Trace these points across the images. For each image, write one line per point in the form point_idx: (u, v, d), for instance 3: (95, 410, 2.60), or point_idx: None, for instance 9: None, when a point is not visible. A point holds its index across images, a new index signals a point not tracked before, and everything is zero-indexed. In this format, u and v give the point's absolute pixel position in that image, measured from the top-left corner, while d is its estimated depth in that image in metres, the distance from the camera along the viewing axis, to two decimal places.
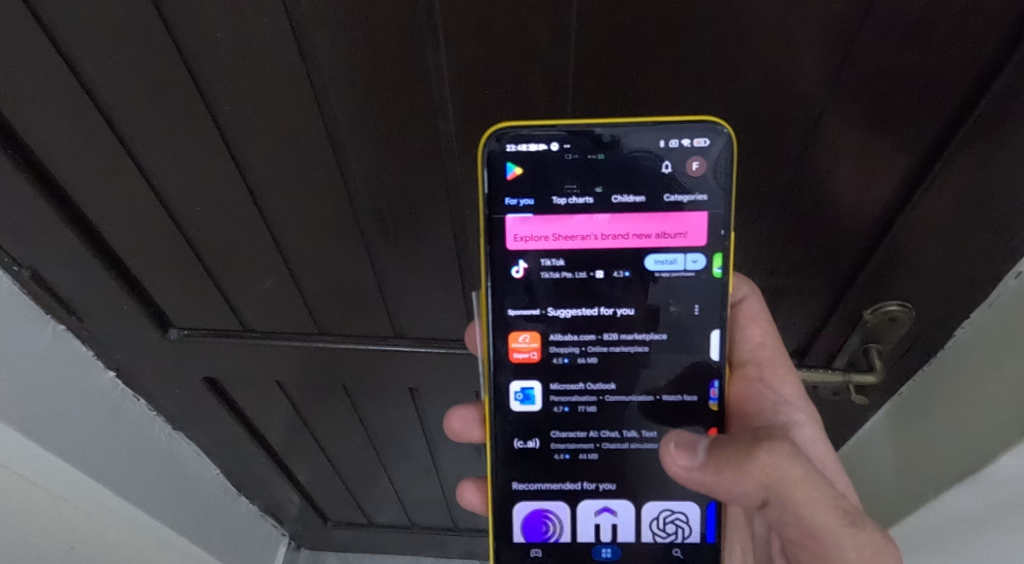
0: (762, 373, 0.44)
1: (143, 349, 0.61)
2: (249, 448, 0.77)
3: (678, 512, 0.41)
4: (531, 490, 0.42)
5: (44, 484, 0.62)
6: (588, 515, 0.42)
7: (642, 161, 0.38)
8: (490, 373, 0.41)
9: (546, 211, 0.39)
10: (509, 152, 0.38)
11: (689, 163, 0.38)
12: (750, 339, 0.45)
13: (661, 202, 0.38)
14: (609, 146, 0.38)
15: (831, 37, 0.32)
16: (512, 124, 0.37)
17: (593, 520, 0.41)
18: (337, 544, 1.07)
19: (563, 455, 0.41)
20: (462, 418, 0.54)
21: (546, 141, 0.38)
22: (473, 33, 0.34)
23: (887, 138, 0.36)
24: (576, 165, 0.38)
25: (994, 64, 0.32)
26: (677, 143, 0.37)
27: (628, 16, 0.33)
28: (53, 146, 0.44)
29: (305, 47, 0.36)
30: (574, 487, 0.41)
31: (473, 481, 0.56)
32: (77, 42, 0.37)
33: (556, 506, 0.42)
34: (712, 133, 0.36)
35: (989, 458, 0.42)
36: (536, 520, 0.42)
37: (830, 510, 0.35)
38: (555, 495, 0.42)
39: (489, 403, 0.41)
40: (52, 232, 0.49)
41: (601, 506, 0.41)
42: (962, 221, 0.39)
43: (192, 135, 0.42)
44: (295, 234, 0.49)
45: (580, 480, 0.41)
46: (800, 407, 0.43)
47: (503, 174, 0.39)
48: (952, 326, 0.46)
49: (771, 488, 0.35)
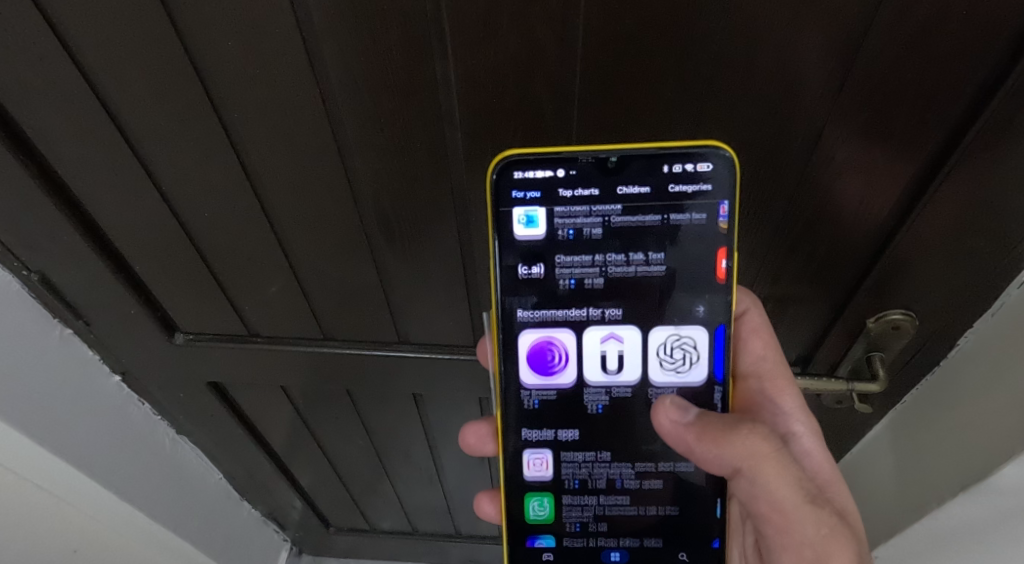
0: (763, 387, 0.45)
1: (149, 352, 0.61)
2: (253, 453, 0.77)
3: (685, 336, 0.40)
4: (537, 318, 0.41)
5: (48, 488, 0.63)
6: (594, 342, 0.41)
7: (647, 185, 0.38)
8: (502, 389, 0.41)
9: (552, 204, 0.39)
10: (517, 179, 0.38)
11: (694, 187, 0.38)
12: (751, 353, 0.45)
13: (666, 192, 0.38)
14: (614, 172, 0.38)
15: (835, 47, 0.33)
16: (518, 152, 0.37)
17: (599, 348, 0.41)
18: (339, 550, 1.07)
19: (568, 281, 0.40)
20: (477, 432, 0.54)
21: (552, 167, 0.38)
22: (480, 43, 0.35)
23: (888, 148, 0.37)
24: (581, 190, 0.39)
25: (998, 74, 0.32)
26: (680, 167, 0.38)
27: (633, 25, 0.33)
28: (64, 151, 0.44)
29: (315, 57, 0.36)
30: (580, 314, 0.41)
31: (489, 492, 0.57)
32: (91, 49, 0.38)
33: (561, 334, 0.41)
34: (715, 157, 0.37)
35: (992, 469, 0.42)
36: (541, 348, 0.41)
37: (795, 490, 0.38)
38: (561, 322, 0.41)
39: (501, 420, 0.42)
40: (62, 237, 0.49)
41: (607, 333, 0.41)
42: (966, 231, 0.39)
43: (200, 140, 0.42)
44: (302, 240, 0.49)
45: (585, 307, 0.40)
46: (800, 418, 0.44)
47: (512, 200, 0.39)
48: (955, 336, 0.46)
49: (748, 463, 0.37)
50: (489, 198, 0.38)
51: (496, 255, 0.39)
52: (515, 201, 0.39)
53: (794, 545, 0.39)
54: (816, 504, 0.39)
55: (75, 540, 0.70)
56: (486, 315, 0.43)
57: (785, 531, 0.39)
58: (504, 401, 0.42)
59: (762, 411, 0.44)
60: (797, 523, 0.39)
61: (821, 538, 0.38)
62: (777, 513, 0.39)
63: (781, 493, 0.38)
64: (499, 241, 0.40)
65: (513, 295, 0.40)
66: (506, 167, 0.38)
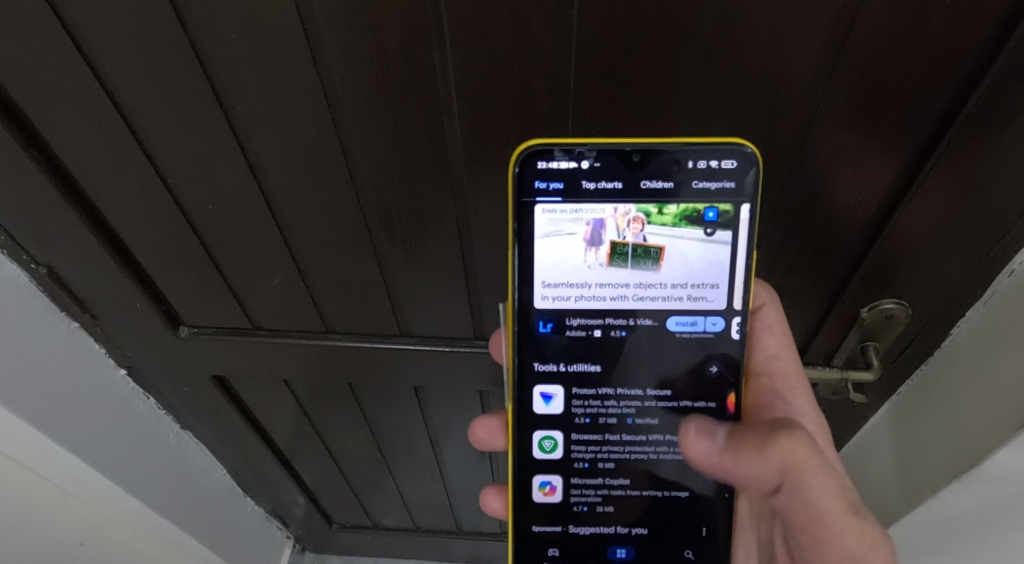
0: (775, 387, 0.46)
1: (154, 346, 0.62)
2: (257, 448, 0.78)
3: (713, 171, 0.38)
4: (553, 166, 0.39)
5: (54, 480, 0.64)
6: (615, 178, 0.39)
7: (671, 181, 0.39)
8: (515, 380, 0.42)
9: (574, 196, 0.39)
10: (540, 170, 0.39)
11: (717, 184, 0.39)
12: (764, 349, 0.46)
13: (689, 188, 0.39)
14: (638, 166, 0.39)
15: (825, 35, 0.33)
16: (543, 143, 0.38)
17: (619, 182, 0.39)
18: (342, 547, 1.07)
19: (592, 163, 0.39)
20: (486, 426, 0.55)
21: (575, 159, 0.39)
22: (477, 34, 0.35)
23: (879, 137, 0.37)
24: (604, 182, 0.39)
25: (983, 62, 0.33)
26: (704, 163, 0.38)
27: (626, 16, 0.34)
28: (71, 145, 0.45)
29: (316, 48, 0.37)
30: (598, 154, 0.39)
31: (495, 487, 0.57)
32: (99, 42, 0.39)
33: (580, 170, 0.39)
34: (739, 155, 0.37)
35: (983, 456, 0.42)
36: (558, 183, 0.39)
37: (839, 500, 0.37)
38: (580, 163, 0.39)
39: (513, 411, 0.43)
40: (70, 230, 0.51)
41: (630, 172, 0.39)
42: (956, 220, 0.40)
43: (204, 132, 0.43)
44: (304, 232, 0.50)
45: (605, 152, 0.39)
46: (812, 416, 0.44)
47: (535, 189, 0.39)
48: (949, 325, 0.47)
49: (788, 472, 0.36)
50: (511, 187, 0.38)
51: (514, 246, 0.40)
52: (538, 189, 0.39)
53: (837, 557, 0.39)
54: (858, 514, 0.38)
55: (82, 532, 0.71)
56: (500, 307, 0.45)
57: (825, 540, 0.39)
58: (517, 395, 0.43)
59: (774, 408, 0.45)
60: (837, 523, 0.38)
61: (863, 549, 0.38)
62: (817, 522, 0.38)
63: (819, 500, 0.37)
64: (516, 232, 0.40)
65: (530, 286, 0.41)
66: (529, 158, 0.39)
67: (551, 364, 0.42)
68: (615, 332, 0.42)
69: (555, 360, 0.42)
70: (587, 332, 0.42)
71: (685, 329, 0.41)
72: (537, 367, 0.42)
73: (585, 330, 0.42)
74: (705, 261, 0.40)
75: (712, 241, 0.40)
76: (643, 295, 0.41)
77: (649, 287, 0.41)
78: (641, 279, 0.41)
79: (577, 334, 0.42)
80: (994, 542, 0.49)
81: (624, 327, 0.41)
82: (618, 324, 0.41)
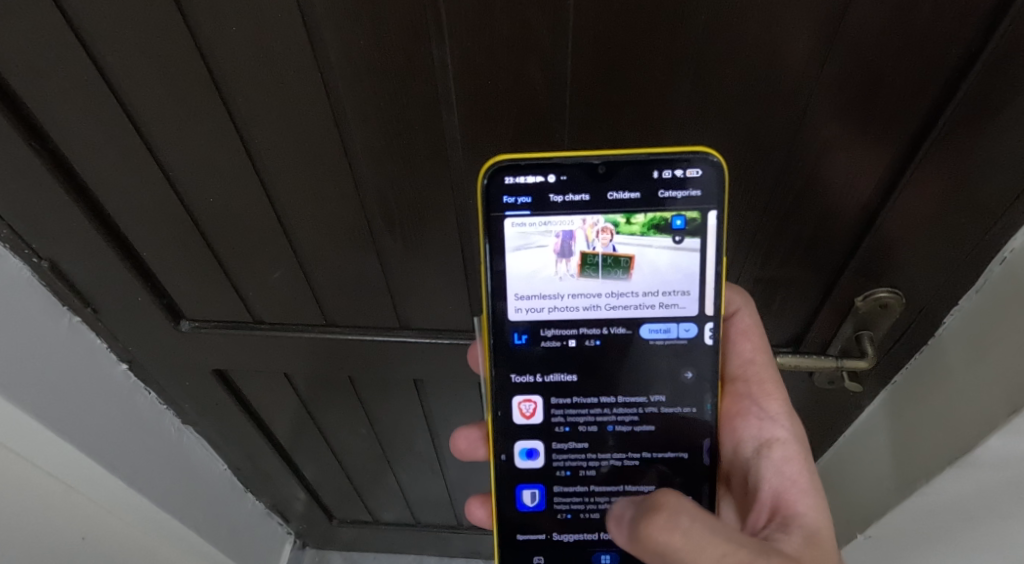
0: (751, 390, 0.46)
1: (156, 340, 0.63)
2: (258, 442, 0.78)
3: (679, 180, 0.39)
4: (521, 179, 0.40)
5: (57, 473, 0.64)
6: (581, 192, 0.40)
7: (637, 192, 0.39)
8: (493, 393, 0.43)
9: (543, 209, 0.40)
10: (507, 185, 0.40)
11: (683, 194, 0.39)
12: (740, 354, 0.47)
13: (656, 198, 0.39)
14: (604, 179, 0.39)
15: (818, 25, 0.34)
16: (510, 158, 0.39)
17: (585, 196, 0.40)
18: (342, 543, 1.08)
19: (558, 176, 0.39)
20: (467, 438, 0.56)
21: (542, 172, 0.39)
22: (475, 25, 0.36)
23: (871, 127, 0.38)
24: (571, 195, 0.40)
25: (975, 46, 0.33)
26: (669, 173, 0.39)
27: (622, 7, 0.34)
28: (72, 138, 0.46)
29: (315, 42, 0.38)
30: (564, 168, 0.39)
31: (478, 498, 0.58)
32: (101, 35, 0.39)
33: (547, 185, 0.40)
34: (703, 163, 0.38)
35: (975, 442, 0.43)
36: (524, 198, 0.40)
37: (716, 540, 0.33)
38: (546, 178, 0.40)
39: (493, 423, 0.43)
40: (71, 223, 0.51)
41: (595, 185, 0.39)
42: (949, 209, 0.40)
43: (204, 124, 0.43)
44: (303, 225, 0.50)
45: (570, 167, 0.39)
46: (785, 424, 0.45)
47: (503, 204, 0.40)
48: (943, 313, 0.47)
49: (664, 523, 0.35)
50: (480, 204, 0.39)
51: (485, 260, 0.41)
52: (506, 204, 0.40)
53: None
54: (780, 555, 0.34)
55: (84, 526, 0.71)
56: (477, 320, 0.45)
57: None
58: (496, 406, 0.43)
59: (748, 413, 0.46)
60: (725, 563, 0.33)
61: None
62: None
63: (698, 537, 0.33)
64: (489, 243, 0.41)
65: (504, 299, 0.42)
66: (497, 173, 0.39)
67: (528, 375, 0.43)
68: (590, 341, 0.42)
69: (532, 371, 0.43)
70: (562, 343, 0.42)
71: (658, 336, 0.42)
72: (516, 379, 0.43)
73: (560, 340, 0.42)
74: (676, 269, 0.41)
75: (680, 248, 0.40)
76: (616, 303, 0.41)
77: (620, 298, 0.41)
78: (613, 289, 0.41)
79: (552, 345, 0.42)
80: (988, 529, 0.49)
81: (599, 336, 0.42)
82: (593, 333, 0.42)
